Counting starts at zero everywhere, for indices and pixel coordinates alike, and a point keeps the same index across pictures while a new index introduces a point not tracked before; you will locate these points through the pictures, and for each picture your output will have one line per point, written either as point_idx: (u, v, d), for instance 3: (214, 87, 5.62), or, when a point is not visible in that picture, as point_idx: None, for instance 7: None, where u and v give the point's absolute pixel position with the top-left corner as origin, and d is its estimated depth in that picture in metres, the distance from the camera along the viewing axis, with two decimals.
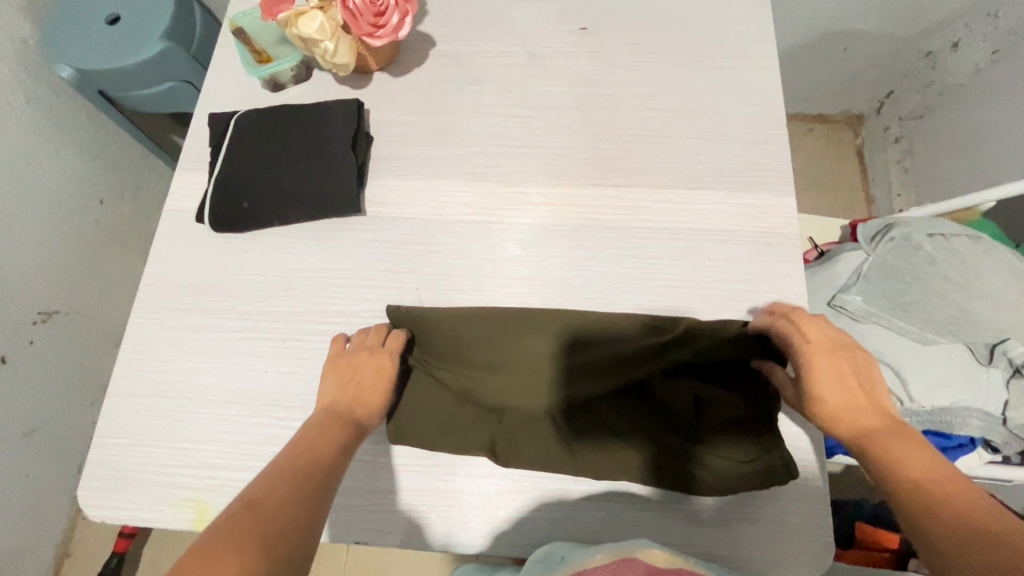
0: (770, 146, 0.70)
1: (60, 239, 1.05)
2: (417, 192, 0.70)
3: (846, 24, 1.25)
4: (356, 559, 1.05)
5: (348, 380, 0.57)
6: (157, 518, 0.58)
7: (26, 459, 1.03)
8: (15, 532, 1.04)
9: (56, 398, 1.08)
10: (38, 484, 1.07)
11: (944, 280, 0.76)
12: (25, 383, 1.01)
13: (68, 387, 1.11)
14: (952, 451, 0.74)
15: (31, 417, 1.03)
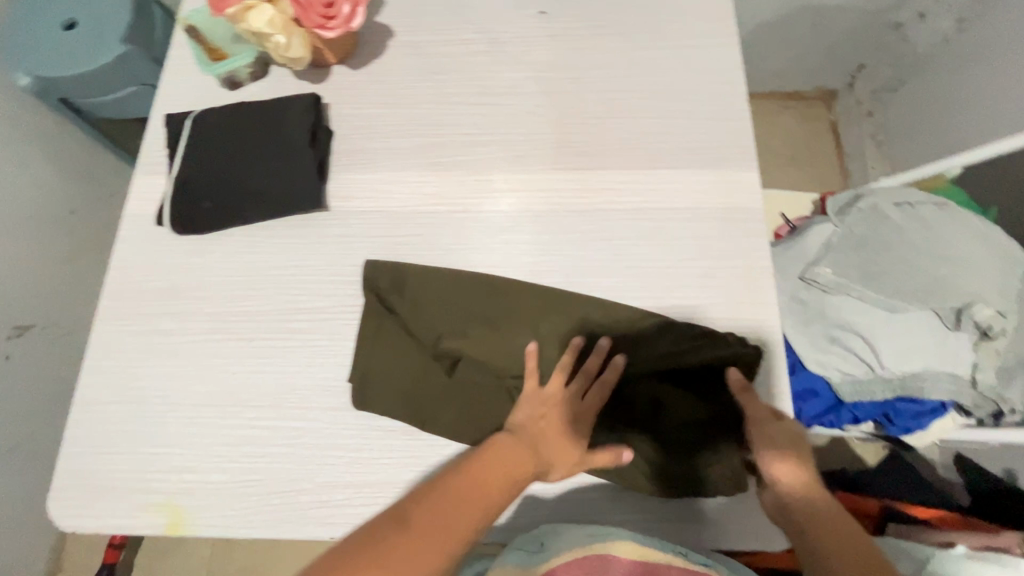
0: (733, 122, 0.70)
1: (31, 251, 1.03)
2: (381, 185, 0.69)
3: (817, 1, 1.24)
4: None
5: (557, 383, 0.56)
6: (131, 524, 0.58)
7: (10, 477, 1.02)
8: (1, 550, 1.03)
9: (38, 413, 1.07)
10: (23, 502, 1.05)
11: (911, 248, 0.77)
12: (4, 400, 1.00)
13: (50, 401, 1.09)
14: (924, 416, 0.75)
15: (13, 433, 1.02)
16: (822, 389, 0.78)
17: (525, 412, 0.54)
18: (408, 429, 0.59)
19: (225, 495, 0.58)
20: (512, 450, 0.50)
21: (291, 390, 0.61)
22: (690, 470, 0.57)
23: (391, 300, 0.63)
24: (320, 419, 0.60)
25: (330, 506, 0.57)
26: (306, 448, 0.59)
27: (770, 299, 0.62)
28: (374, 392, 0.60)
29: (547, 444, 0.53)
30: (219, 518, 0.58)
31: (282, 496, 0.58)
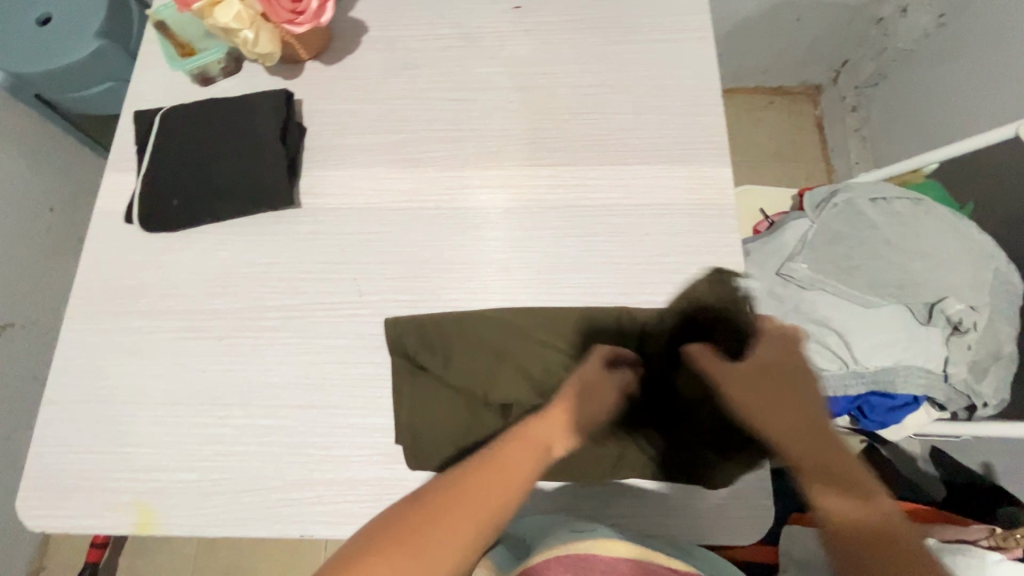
0: (707, 118, 0.70)
1: (8, 249, 1.02)
2: (353, 181, 0.69)
3: None
4: None
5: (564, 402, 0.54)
6: (100, 523, 0.58)
7: None
8: None
9: (18, 412, 1.06)
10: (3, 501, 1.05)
11: (886, 243, 0.77)
12: None
13: (29, 400, 1.09)
14: (898, 411, 0.75)
15: None
16: None
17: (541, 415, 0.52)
18: (380, 426, 0.59)
19: (194, 494, 0.58)
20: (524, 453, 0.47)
21: (261, 388, 0.61)
22: (705, 475, 0.56)
23: (402, 336, 0.61)
24: (291, 417, 0.60)
25: (300, 504, 0.57)
26: (278, 445, 0.59)
27: (741, 295, 0.62)
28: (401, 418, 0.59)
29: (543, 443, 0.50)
30: (189, 517, 0.57)
31: (252, 495, 0.58)
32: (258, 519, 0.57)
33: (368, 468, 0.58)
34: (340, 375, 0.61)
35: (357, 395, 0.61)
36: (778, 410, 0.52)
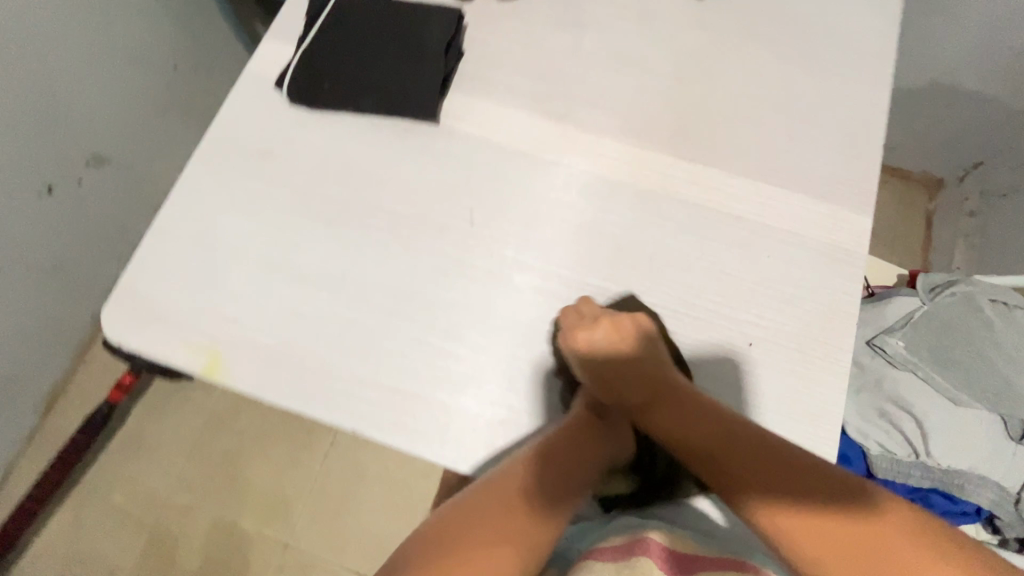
0: (858, 162, 0.68)
1: (141, 94, 1.02)
2: (493, 116, 0.69)
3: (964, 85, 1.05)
4: (337, 462, 1.20)
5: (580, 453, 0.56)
6: (170, 357, 0.59)
7: (42, 300, 0.99)
8: (18, 378, 1.04)
9: (85, 251, 1.03)
10: (41, 340, 1.04)
11: (996, 349, 0.72)
12: (61, 231, 0.97)
13: (109, 242, 1.08)
14: (956, 517, 0.71)
15: (59, 254, 0.98)
16: (855, 457, 0.75)
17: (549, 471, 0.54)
18: (454, 354, 0.60)
19: (264, 358, 0.59)
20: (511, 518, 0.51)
21: (353, 283, 0.62)
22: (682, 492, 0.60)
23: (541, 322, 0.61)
24: (373, 317, 0.61)
25: (360, 400, 0.58)
26: (355, 340, 0.60)
27: (844, 345, 0.60)
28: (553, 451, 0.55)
29: (545, 486, 0.53)
30: (254, 376, 0.58)
31: (317, 376, 0.58)
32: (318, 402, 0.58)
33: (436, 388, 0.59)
34: (431, 293, 0.62)
35: (440, 317, 0.61)
36: (690, 419, 0.55)
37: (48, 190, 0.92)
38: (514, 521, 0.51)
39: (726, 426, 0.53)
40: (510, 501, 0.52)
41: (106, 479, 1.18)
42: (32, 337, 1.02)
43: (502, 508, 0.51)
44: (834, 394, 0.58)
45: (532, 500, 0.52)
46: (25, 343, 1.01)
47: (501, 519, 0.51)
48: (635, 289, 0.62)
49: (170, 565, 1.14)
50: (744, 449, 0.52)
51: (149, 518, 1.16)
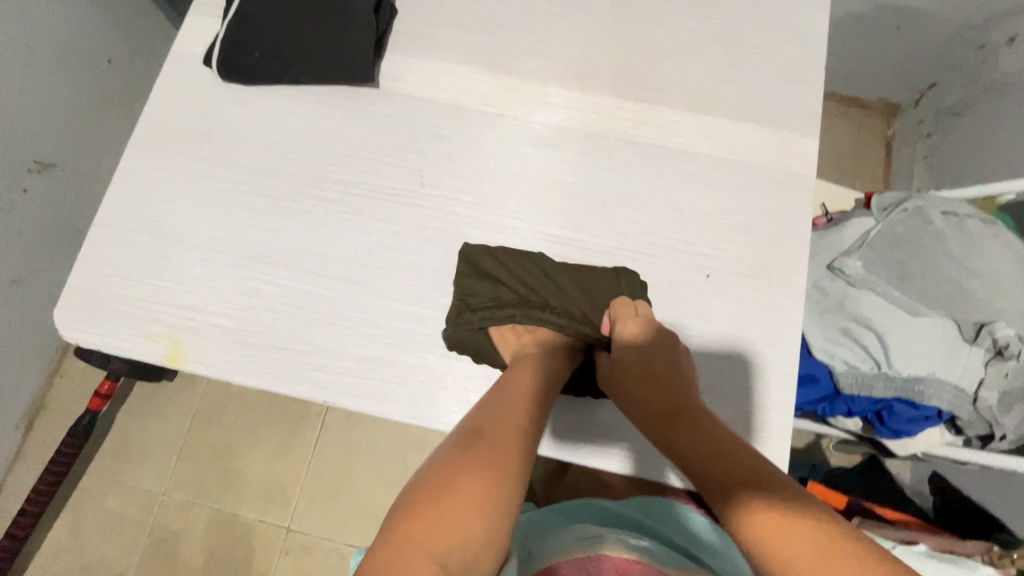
0: (803, 86, 0.68)
1: (76, 90, 0.97)
2: (434, 74, 0.67)
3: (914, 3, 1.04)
4: (331, 444, 1.21)
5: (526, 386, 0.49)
6: (131, 349, 0.59)
7: (9, 317, 0.97)
8: None
9: (45, 261, 1.00)
10: (12, 356, 1.02)
11: (947, 258, 0.75)
12: (15, 242, 0.94)
13: (66, 250, 1.05)
14: (920, 423, 0.75)
15: (17, 267, 0.95)
16: (822, 376, 0.78)
17: (495, 407, 0.47)
18: (417, 316, 0.60)
19: (226, 340, 0.59)
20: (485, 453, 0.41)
21: (308, 257, 0.61)
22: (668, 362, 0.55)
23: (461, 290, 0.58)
24: (332, 288, 0.60)
25: (328, 370, 0.58)
26: (317, 313, 0.60)
27: (799, 267, 0.61)
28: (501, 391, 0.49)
29: (501, 417, 0.45)
30: (219, 358, 0.58)
31: (284, 353, 0.59)
32: (286, 378, 0.58)
33: (401, 351, 0.59)
34: (389, 258, 0.61)
35: (400, 281, 0.61)
36: (661, 395, 0.49)
37: None
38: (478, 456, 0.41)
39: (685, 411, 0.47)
40: (470, 437, 0.43)
41: (99, 487, 1.18)
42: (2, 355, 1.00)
43: (466, 455, 0.41)
44: (791, 316, 0.60)
45: (499, 431, 0.44)
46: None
47: (487, 454, 0.41)
48: (590, 234, 0.62)
49: (175, 563, 1.15)
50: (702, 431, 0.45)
51: (148, 519, 1.17)
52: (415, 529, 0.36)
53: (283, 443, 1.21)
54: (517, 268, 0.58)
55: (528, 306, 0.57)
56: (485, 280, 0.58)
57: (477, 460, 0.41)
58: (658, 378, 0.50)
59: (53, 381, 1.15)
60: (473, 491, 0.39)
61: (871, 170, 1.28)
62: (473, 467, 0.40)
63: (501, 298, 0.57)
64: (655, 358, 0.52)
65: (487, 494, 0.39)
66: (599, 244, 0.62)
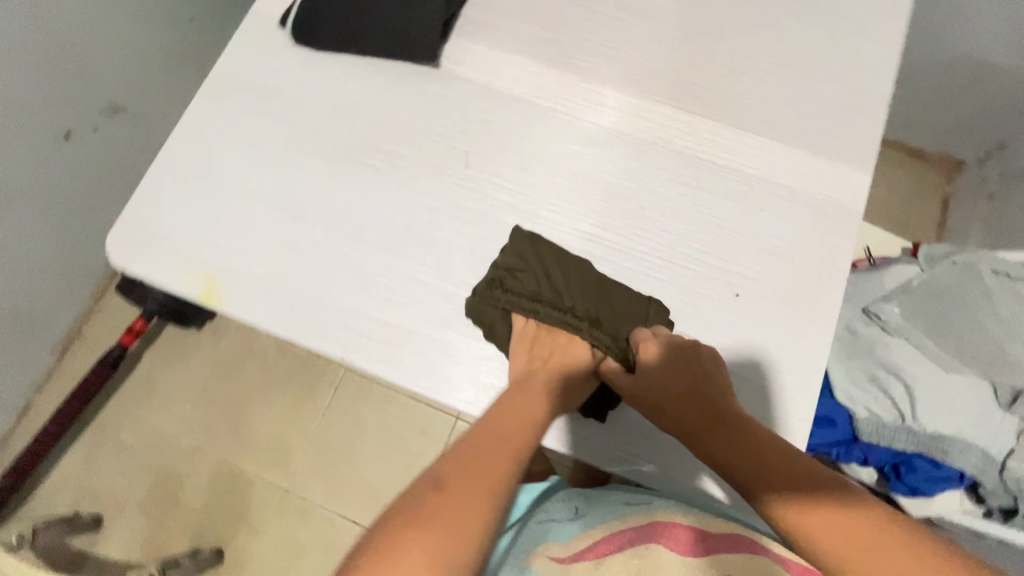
0: (861, 121, 0.66)
1: (156, 41, 1.02)
2: (493, 62, 0.69)
3: (992, 56, 1.00)
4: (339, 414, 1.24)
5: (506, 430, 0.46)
6: (171, 283, 0.62)
7: (62, 244, 1.02)
8: (40, 319, 1.08)
9: (100, 198, 1.05)
10: (60, 283, 1.08)
11: (992, 318, 0.71)
12: (76, 175, 0.99)
13: (122, 191, 1.10)
14: (939, 483, 0.71)
15: (76, 198, 1.01)
16: (841, 420, 0.75)
17: (461, 450, 0.43)
18: (441, 291, 0.61)
19: (259, 287, 0.61)
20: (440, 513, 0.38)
21: (348, 219, 0.63)
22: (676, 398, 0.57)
23: (493, 274, 0.58)
24: (366, 253, 0.62)
25: (349, 330, 0.60)
26: (347, 274, 0.61)
27: (833, 300, 0.60)
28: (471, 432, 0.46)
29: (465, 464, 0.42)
30: (250, 303, 0.61)
31: (310, 307, 0.61)
32: (309, 331, 0.60)
33: (422, 322, 0.60)
34: (424, 232, 0.63)
35: (431, 255, 0.62)
36: (690, 402, 0.49)
37: (67, 135, 0.94)
38: (433, 512, 0.38)
39: (720, 418, 0.47)
40: (427, 489, 0.40)
41: (117, 420, 1.23)
42: (53, 281, 1.05)
43: (422, 513, 0.38)
44: (817, 347, 0.59)
45: (459, 484, 0.40)
46: (48, 286, 1.05)
47: (445, 511, 0.38)
48: (623, 236, 0.62)
49: (176, 504, 1.19)
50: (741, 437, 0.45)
51: (158, 458, 1.21)
52: None
53: (293, 405, 1.24)
54: (548, 263, 0.59)
55: (552, 304, 0.57)
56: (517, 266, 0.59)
57: (433, 519, 0.38)
58: (686, 389, 0.50)
59: (94, 312, 1.21)
60: (414, 565, 0.35)
61: (926, 225, 1.23)
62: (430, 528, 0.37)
63: (527, 290, 0.58)
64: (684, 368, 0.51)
65: (429, 567, 0.35)
66: (630, 247, 0.62)
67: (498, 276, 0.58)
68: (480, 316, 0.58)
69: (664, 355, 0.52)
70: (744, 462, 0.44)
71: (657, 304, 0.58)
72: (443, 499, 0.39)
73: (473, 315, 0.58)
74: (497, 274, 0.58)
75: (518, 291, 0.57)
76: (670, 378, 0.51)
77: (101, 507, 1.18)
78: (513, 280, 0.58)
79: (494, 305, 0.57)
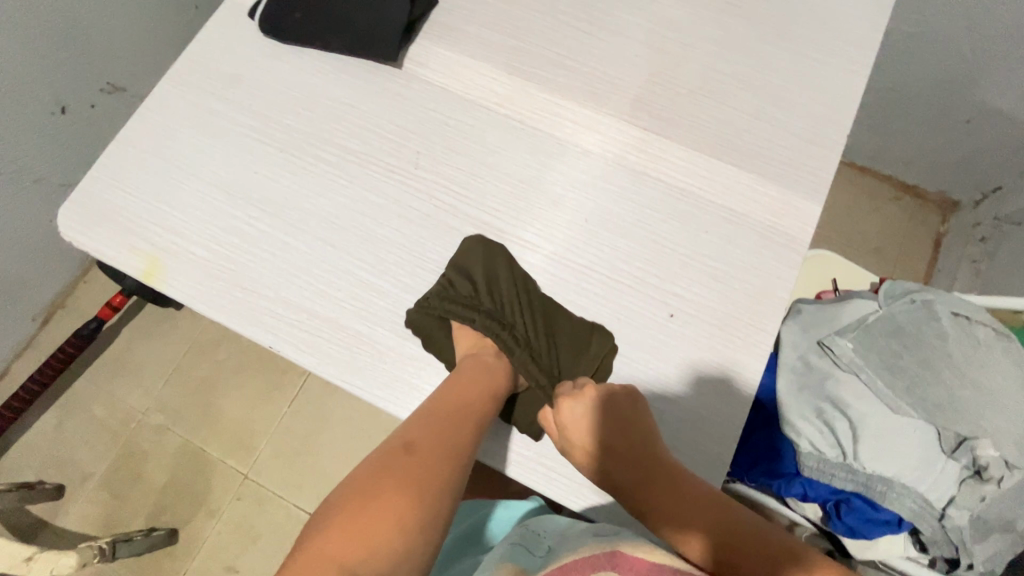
0: (821, 152, 0.66)
1: (156, 24, 1.04)
2: (457, 66, 0.69)
3: (986, 100, 0.97)
4: (303, 405, 1.24)
5: (465, 402, 0.52)
6: (117, 259, 0.63)
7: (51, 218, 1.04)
8: (23, 288, 1.10)
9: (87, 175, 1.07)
10: (45, 256, 1.10)
11: (946, 360, 0.70)
12: (71, 152, 1.01)
13: None
14: (876, 527, 0.70)
15: (70, 174, 1.03)
16: (784, 453, 0.74)
17: (425, 423, 0.50)
18: (378, 288, 0.61)
19: (201, 270, 0.62)
20: (406, 470, 0.45)
21: (295, 210, 0.64)
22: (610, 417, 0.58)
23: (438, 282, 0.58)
24: (308, 244, 0.62)
25: (283, 320, 0.60)
26: (288, 264, 0.62)
27: (770, 329, 0.59)
28: (438, 403, 0.52)
29: (429, 434, 0.48)
30: (191, 285, 0.62)
31: (247, 293, 0.61)
32: (244, 317, 0.60)
33: (357, 318, 0.60)
34: (368, 229, 0.63)
35: (372, 252, 0.62)
36: (626, 462, 0.51)
37: (64, 111, 0.96)
38: (401, 472, 0.45)
39: (655, 480, 0.50)
40: (400, 449, 0.47)
41: (87, 393, 1.24)
42: (37, 254, 1.07)
43: (390, 472, 0.45)
44: (749, 375, 0.58)
45: (425, 447, 0.47)
46: (37, 256, 1.07)
47: (409, 471, 0.45)
48: (565, 248, 0.62)
49: (136, 481, 1.19)
50: (675, 500, 0.49)
51: (123, 433, 1.22)
52: (337, 540, 0.41)
53: (260, 392, 1.25)
54: (505, 277, 0.59)
55: (492, 317, 0.58)
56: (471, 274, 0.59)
57: (398, 477, 0.45)
58: (621, 446, 0.52)
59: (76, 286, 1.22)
60: (380, 519, 0.42)
61: (913, 264, 1.21)
62: (398, 485, 0.44)
63: (478, 298, 0.58)
64: (618, 421, 0.52)
65: (396, 519, 0.42)
66: (571, 260, 0.62)
67: (442, 285, 0.58)
68: (422, 326, 0.57)
69: (597, 406, 0.53)
70: (679, 525, 0.48)
71: (603, 333, 0.58)
72: (411, 459, 0.46)
73: (414, 325, 0.57)
74: (443, 283, 0.58)
75: (460, 301, 0.57)
76: (605, 432, 0.52)
77: (64, 478, 1.19)
78: (457, 290, 0.58)
79: (436, 315, 0.58)
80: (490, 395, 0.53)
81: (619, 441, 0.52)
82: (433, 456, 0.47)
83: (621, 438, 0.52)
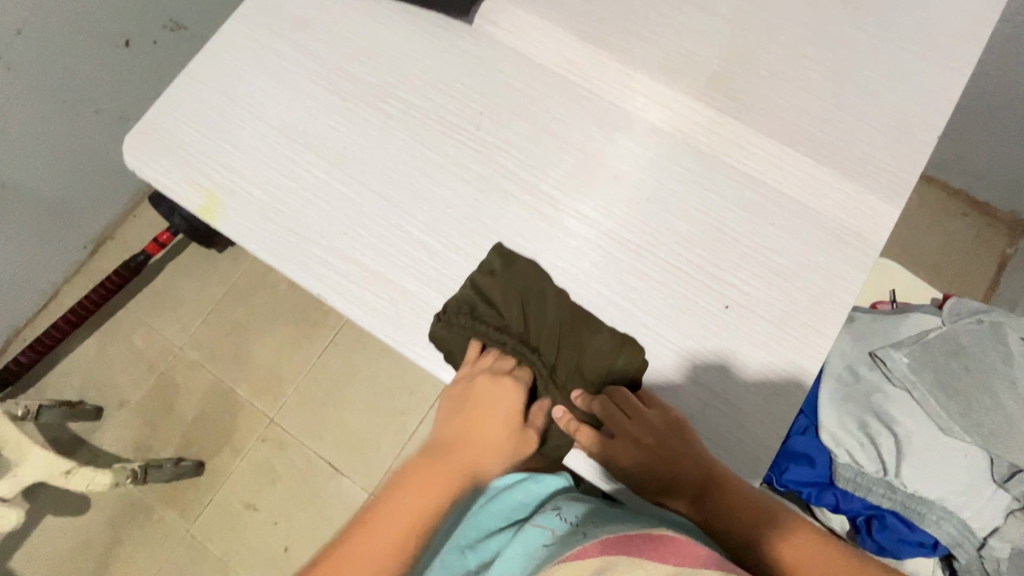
0: (906, 152, 0.62)
1: None
2: (528, 28, 0.66)
3: None
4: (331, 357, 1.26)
5: (475, 435, 0.55)
6: (177, 193, 0.64)
7: (108, 150, 1.06)
8: (79, 215, 1.13)
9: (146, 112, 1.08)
10: (102, 186, 1.13)
11: (1010, 388, 0.66)
12: (130, 87, 1.02)
13: None
14: (909, 547, 0.68)
15: (126, 109, 1.04)
16: (820, 462, 0.71)
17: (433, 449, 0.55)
18: (428, 247, 0.60)
19: (256, 211, 0.62)
20: (414, 494, 0.52)
21: (353, 161, 0.63)
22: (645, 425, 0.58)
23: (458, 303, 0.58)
24: (362, 196, 0.62)
25: (331, 269, 0.60)
26: (341, 214, 0.62)
27: (829, 333, 0.57)
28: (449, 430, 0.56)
29: (434, 462, 0.54)
30: (245, 224, 0.62)
31: (299, 238, 0.61)
32: (294, 262, 0.61)
33: (405, 275, 0.60)
34: (423, 186, 0.62)
35: (426, 210, 0.61)
36: (676, 468, 0.54)
37: (126, 44, 0.97)
38: (406, 497, 0.52)
39: (707, 483, 0.54)
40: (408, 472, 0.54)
41: (130, 323, 1.28)
42: (96, 182, 1.11)
43: (396, 496, 0.52)
44: (802, 377, 0.56)
45: (434, 474, 0.53)
46: (92, 185, 1.10)
47: (413, 493, 0.52)
48: (622, 227, 0.60)
49: (169, 412, 1.24)
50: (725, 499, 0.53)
51: (161, 365, 1.27)
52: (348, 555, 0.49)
53: (291, 340, 1.27)
54: (520, 289, 0.58)
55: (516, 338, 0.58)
56: (488, 287, 0.58)
57: (403, 503, 0.51)
58: (668, 456, 0.54)
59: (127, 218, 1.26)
60: (381, 544, 0.50)
61: (971, 285, 1.15)
62: (402, 512, 0.51)
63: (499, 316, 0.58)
64: (660, 436, 0.54)
65: (398, 541, 0.50)
66: (629, 240, 0.60)
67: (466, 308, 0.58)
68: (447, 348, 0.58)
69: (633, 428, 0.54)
70: (727, 518, 0.53)
71: (629, 348, 0.57)
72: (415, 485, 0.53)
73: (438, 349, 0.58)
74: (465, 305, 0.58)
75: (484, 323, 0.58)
76: (648, 447, 0.54)
77: (103, 401, 1.24)
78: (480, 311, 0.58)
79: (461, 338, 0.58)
80: (501, 424, 0.55)
81: (664, 452, 0.54)
82: (439, 485, 0.53)
83: (665, 451, 0.54)
